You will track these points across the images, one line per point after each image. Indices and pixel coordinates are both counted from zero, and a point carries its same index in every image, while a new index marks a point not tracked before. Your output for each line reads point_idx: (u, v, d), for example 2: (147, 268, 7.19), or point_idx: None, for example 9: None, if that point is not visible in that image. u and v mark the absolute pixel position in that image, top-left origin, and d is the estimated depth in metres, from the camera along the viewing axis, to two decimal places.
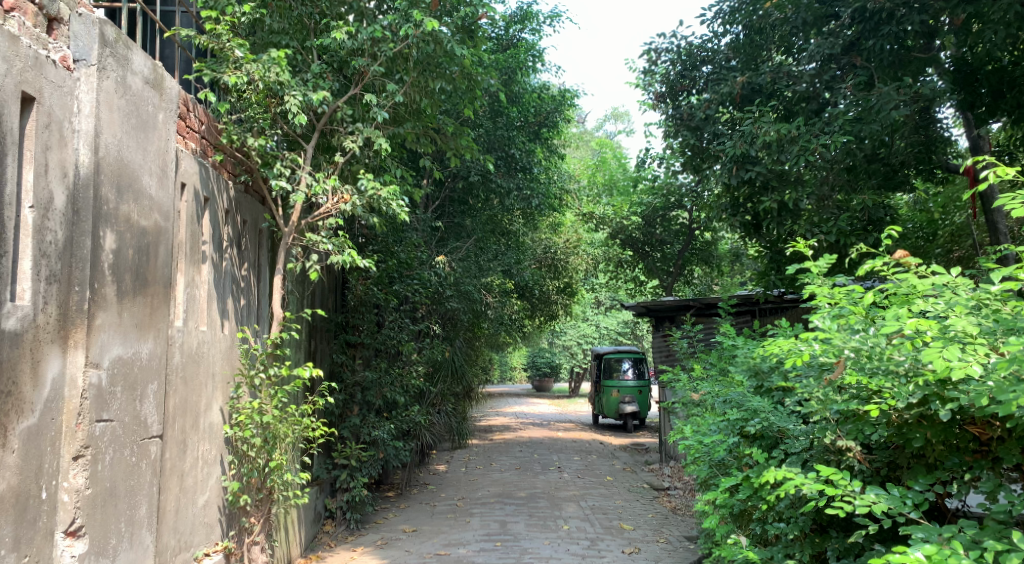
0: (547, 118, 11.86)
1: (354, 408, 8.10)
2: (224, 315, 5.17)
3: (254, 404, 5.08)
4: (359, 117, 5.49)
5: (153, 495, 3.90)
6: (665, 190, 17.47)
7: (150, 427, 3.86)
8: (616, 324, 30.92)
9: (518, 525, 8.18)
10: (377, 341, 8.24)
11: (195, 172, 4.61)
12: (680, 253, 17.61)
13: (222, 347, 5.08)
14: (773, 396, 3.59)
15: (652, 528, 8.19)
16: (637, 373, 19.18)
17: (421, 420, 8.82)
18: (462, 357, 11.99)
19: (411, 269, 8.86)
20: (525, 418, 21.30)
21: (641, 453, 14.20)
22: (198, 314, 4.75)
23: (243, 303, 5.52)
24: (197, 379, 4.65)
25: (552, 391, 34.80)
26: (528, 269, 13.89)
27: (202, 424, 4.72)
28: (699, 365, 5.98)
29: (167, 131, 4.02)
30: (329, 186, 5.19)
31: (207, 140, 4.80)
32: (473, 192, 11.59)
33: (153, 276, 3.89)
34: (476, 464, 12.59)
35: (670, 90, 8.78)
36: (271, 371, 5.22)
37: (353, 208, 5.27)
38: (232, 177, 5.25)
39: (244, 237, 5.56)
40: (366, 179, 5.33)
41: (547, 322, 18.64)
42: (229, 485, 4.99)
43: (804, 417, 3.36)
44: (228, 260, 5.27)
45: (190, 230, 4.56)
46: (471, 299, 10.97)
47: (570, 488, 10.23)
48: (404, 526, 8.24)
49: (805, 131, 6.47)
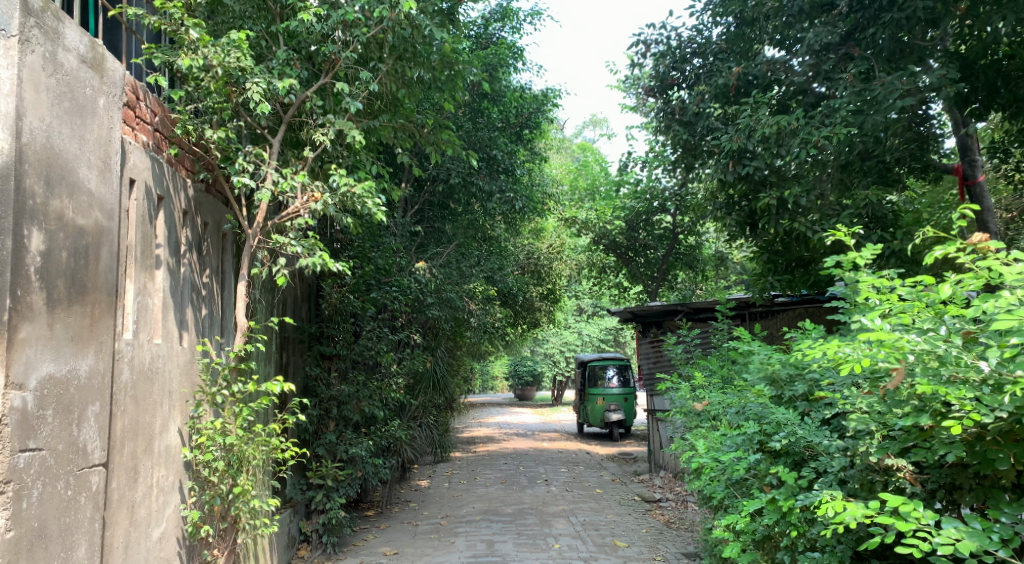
0: (529, 119, 11.50)
1: (330, 425, 7.61)
2: (183, 326, 4.70)
3: (216, 424, 4.60)
4: (329, 108, 5.07)
5: (97, 532, 3.41)
6: (649, 194, 17.19)
7: (91, 454, 3.38)
8: (599, 332, 30.57)
9: (506, 544, 7.74)
10: (354, 353, 7.79)
11: (147, 167, 4.15)
12: (664, 258, 17.31)
13: (180, 362, 4.60)
14: (797, 408, 3.22)
15: (647, 545, 7.77)
16: (622, 381, 18.81)
17: (402, 435, 8.36)
18: (444, 367, 11.55)
19: (389, 275, 8.42)
20: (509, 428, 20.83)
21: (629, 464, 13.81)
22: (151, 325, 4.28)
23: (204, 312, 5.06)
24: (150, 397, 4.17)
25: (534, 401, 34.35)
26: (511, 275, 13.49)
27: (157, 448, 4.23)
28: (699, 373, 5.62)
29: (111, 118, 3.56)
30: (297, 183, 4.74)
31: (161, 133, 4.36)
32: (453, 196, 11.17)
33: (94, 282, 3.42)
34: (459, 479, 12.12)
35: (659, 84, 8.51)
36: (234, 386, 4.75)
37: (325, 207, 4.83)
38: (190, 175, 4.80)
39: (205, 241, 5.10)
40: (338, 175, 4.89)
41: (530, 330, 18.25)
42: (189, 515, 4.49)
43: (835, 431, 2.98)
44: (187, 265, 4.80)
45: (141, 232, 4.09)
46: (453, 306, 10.53)
47: (559, 503, 9.80)
48: (385, 548, 7.77)
49: (804, 124, 6.16)
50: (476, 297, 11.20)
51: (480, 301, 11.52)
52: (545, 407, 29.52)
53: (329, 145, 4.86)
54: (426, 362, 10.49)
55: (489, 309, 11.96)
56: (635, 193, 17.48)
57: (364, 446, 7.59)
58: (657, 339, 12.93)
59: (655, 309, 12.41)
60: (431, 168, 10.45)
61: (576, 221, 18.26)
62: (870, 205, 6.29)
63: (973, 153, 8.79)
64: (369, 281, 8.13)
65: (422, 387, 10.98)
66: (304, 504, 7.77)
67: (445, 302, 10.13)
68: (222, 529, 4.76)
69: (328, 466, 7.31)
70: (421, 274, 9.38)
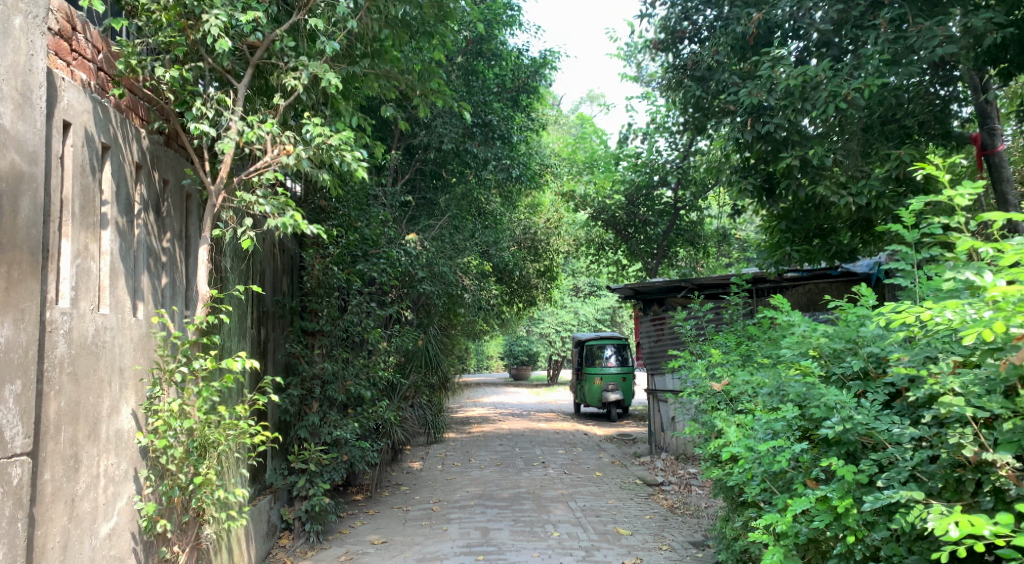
0: (526, 83, 10.90)
1: (314, 406, 7.11)
2: (136, 296, 4.15)
3: (173, 406, 4.04)
4: (303, 50, 4.53)
5: (23, 533, 2.88)
6: (649, 167, 16.63)
7: (11, 443, 2.83)
8: (595, 311, 30.10)
9: (502, 532, 7.25)
10: (339, 329, 7.27)
11: (88, 109, 3.59)
12: (665, 233, 16.79)
13: (133, 336, 4.06)
14: (852, 389, 2.70)
15: (653, 533, 7.30)
16: (620, 360, 18.36)
17: (391, 417, 7.85)
18: (436, 345, 11.06)
19: (377, 246, 7.90)
20: (504, 408, 20.38)
21: (629, 445, 13.38)
22: (96, 293, 3.72)
23: (164, 280, 4.51)
24: (95, 376, 3.62)
25: (530, 381, 33.99)
26: (508, 250, 12.96)
27: (104, 433, 3.69)
28: (715, 350, 5.10)
29: (31, 42, 3.00)
30: (266, 131, 4.19)
31: (105, 72, 3.80)
32: (446, 165, 10.60)
33: (12, 237, 2.86)
34: (453, 461, 11.66)
35: (670, 37, 7.99)
36: (195, 363, 4.20)
37: (298, 161, 4.29)
38: (144, 124, 4.23)
39: (164, 200, 4.54)
40: (311, 124, 4.35)
41: (527, 307, 17.78)
42: (144, 508, 3.95)
43: (907, 416, 2.47)
44: (142, 227, 4.25)
45: (81, 184, 3.53)
46: (446, 281, 10.00)
47: (557, 486, 9.35)
48: (372, 536, 7.28)
49: (832, 76, 5.65)
50: (470, 271, 10.67)
51: (474, 276, 11.01)
52: (541, 387, 29.10)
53: (301, 89, 4.32)
54: (417, 339, 9.98)
55: (483, 284, 11.44)
56: (635, 166, 16.91)
57: (350, 428, 7.10)
58: (658, 316, 12.44)
59: (656, 286, 11.91)
60: (423, 134, 9.87)
61: (574, 195, 17.71)
62: (902, 168, 5.77)
63: (994, 120, 8.12)
64: (353, 251, 7.60)
65: (414, 365, 10.47)
66: (286, 490, 7.29)
67: (437, 276, 9.60)
68: (184, 524, 4.24)
69: (311, 449, 6.84)
70: (410, 245, 8.83)
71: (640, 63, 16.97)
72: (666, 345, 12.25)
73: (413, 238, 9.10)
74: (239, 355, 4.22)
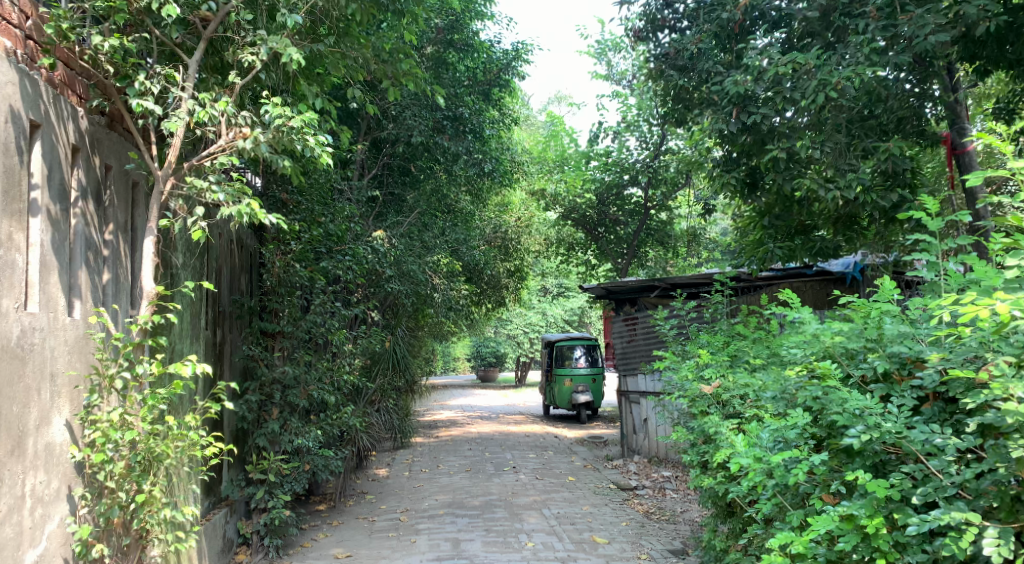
0: (498, 77, 10.59)
1: (274, 411, 6.68)
2: (72, 293, 3.72)
3: (113, 417, 3.61)
4: (262, 24, 4.17)
5: None
6: (620, 166, 16.46)
7: None
8: (563, 313, 29.91)
9: (473, 543, 6.91)
10: (302, 330, 6.84)
11: (13, 80, 3.17)
12: (635, 233, 16.64)
13: (68, 338, 3.63)
14: (880, 394, 2.42)
15: (630, 541, 7.03)
16: (590, 361, 18.14)
17: (357, 423, 7.45)
18: (404, 347, 10.68)
19: (342, 243, 7.51)
20: (473, 410, 20.03)
21: (600, 448, 13.14)
22: (24, 289, 3.30)
23: (106, 276, 4.09)
24: (20, 383, 3.20)
25: (497, 382, 33.69)
26: (478, 248, 12.63)
27: (31, 448, 3.26)
28: (703, 350, 4.84)
29: None
30: (219, 111, 3.81)
31: (34, 40, 3.38)
32: (415, 160, 10.24)
33: None
34: (421, 466, 11.27)
35: (650, 25, 7.84)
36: (139, 367, 3.75)
37: (255, 145, 3.92)
38: (81, 102, 3.81)
39: (105, 188, 4.11)
40: (270, 104, 3.98)
41: (496, 308, 17.47)
42: (78, 531, 3.51)
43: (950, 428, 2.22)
44: (79, 217, 3.82)
45: (4, 165, 3.11)
46: (414, 280, 9.62)
47: (529, 493, 9.05)
48: (336, 550, 6.87)
49: (821, 64, 5.47)
50: (439, 269, 10.32)
51: (443, 275, 10.65)
52: (508, 389, 28.68)
53: (259, 66, 3.95)
54: (383, 340, 9.59)
55: (453, 283, 11.10)
56: (605, 165, 16.73)
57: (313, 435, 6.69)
58: (630, 317, 12.23)
59: (629, 285, 11.70)
60: (390, 126, 9.50)
61: (544, 193, 17.46)
62: (891, 161, 5.56)
63: (961, 119, 7.85)
64: (316, 248, 7.19)
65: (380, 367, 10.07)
66: (243, 503, 6.84)
67: (404, 274, 9.23)
68: (125, 548, 3.80)
69: (271, 458, 6.42)
70: (375, 241, 8.44)
71: (611, 61, 16.80)
72: (638, 346, 12.03)
73: (380, 235, 8.71)
74: (189, 359, 3.80)
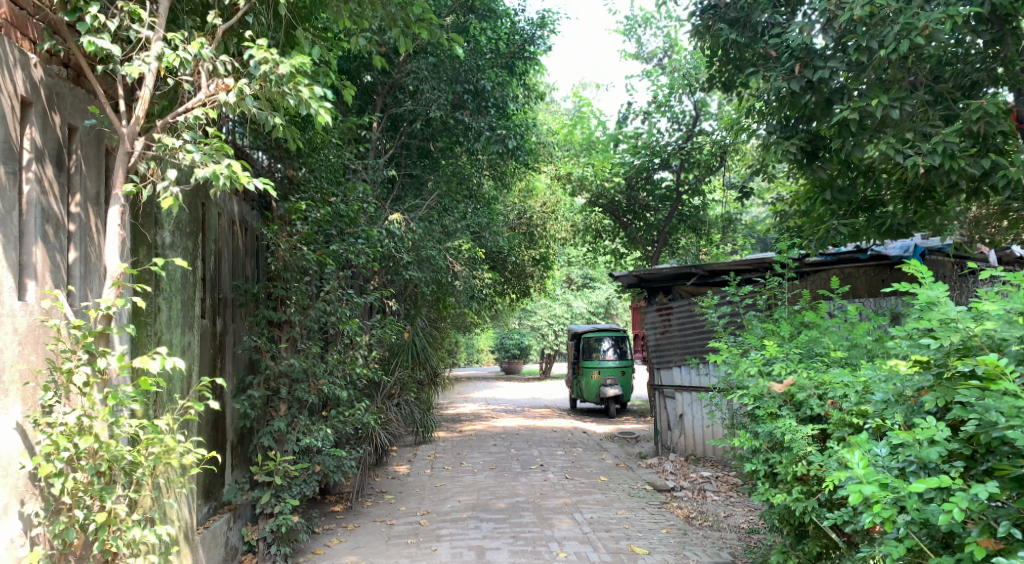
0: (523, 49, 9.92)
1: (280, 407, 6.10)
2: (22, 271, 3.12)
3: (70, 422, 3.03)
4: None
5: None
6: (649, 149, 15.70)
7: None
8: (589, 304, 29.11)
9: (499, 553, 6.27)
10: (309, 320, 6.24)
11: None
12: (667, 219, 15.92)
13: (18, 327, 3.03)
14: None
15: (673, 552, 6.35)
16: (619, 353, 17.44)
17: (372, 421, 6.84)
18: (424, 339, 10.09)
19: (354, 225, 6.93)
20: (496, 404, 19.42)
21: (632, 444, 12.48)
22: None
23: (71, 255, 3.49)
24: None
25: (522, 375, 33.12)
26: (502, 235, 11.99)
27: None
28: (769, 341, 4.14)
29: None
30: (193, 52, 3.20)
31: None
32: (435, 139, 9.64)
33: None
34: (443, 464, 10.67)
35: None
36: (101, 361, 3.14)
37: (238, 94, 3.32)
38: (31, 46, 3.23)
39: (68, 151, 3.52)
40: (255, 47, 3.37)
41: (521, 298, 16.85)
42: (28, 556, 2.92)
43: None
44: (33, 182, 3.22)
45: None
46: (434, 267, 9.03)
47: (560, 494, 8.43)
48: (349, 558, 6.28)
49: (902, 9, 5.20)
50: (461, 255, 9.71)
51: (465, 261, 10.03)
52: (533, 382, 28.08)
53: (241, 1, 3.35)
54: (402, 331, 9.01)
55: (476, 271, 10.48)
56: (635, 147, 15.96)
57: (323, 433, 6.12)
58: (663, 306, 11.53)
59: (663, 273, 10.99)
60: (408, 102, 8.89)
61: (571, 178, 16.73)
62: (983, 121, 4.92)
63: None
64: (326, 230, 6.60)
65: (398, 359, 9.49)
66: (249, 507, 6.29)
67: (424, 260, 8.71)
68: None
69: (277, 459, 5.85)
70: (391, 223, 7.83)
71: (641, 38, 16.00)
72: (673, 337, 11.32)
73: (396, 217, 8.12)
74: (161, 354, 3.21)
